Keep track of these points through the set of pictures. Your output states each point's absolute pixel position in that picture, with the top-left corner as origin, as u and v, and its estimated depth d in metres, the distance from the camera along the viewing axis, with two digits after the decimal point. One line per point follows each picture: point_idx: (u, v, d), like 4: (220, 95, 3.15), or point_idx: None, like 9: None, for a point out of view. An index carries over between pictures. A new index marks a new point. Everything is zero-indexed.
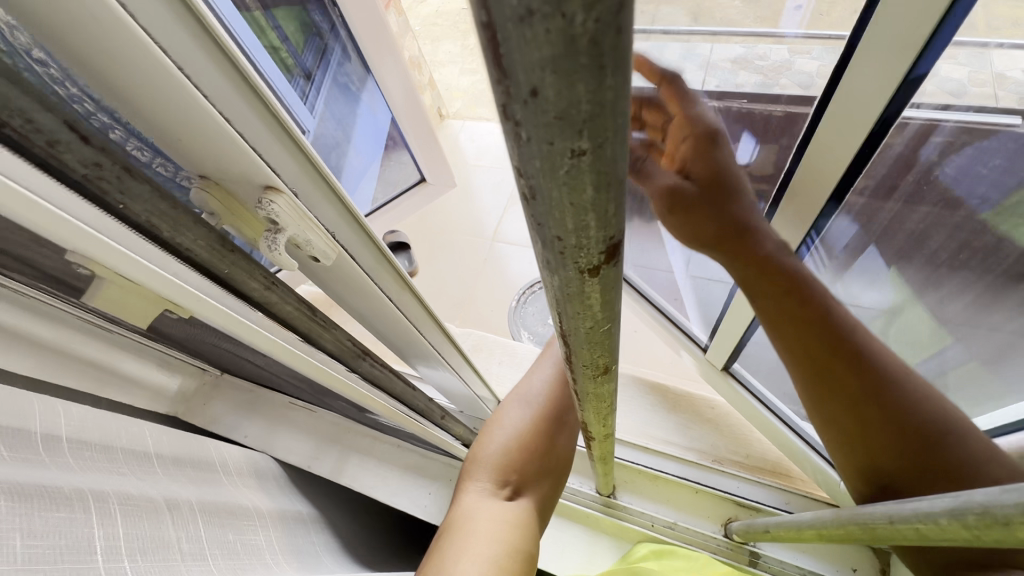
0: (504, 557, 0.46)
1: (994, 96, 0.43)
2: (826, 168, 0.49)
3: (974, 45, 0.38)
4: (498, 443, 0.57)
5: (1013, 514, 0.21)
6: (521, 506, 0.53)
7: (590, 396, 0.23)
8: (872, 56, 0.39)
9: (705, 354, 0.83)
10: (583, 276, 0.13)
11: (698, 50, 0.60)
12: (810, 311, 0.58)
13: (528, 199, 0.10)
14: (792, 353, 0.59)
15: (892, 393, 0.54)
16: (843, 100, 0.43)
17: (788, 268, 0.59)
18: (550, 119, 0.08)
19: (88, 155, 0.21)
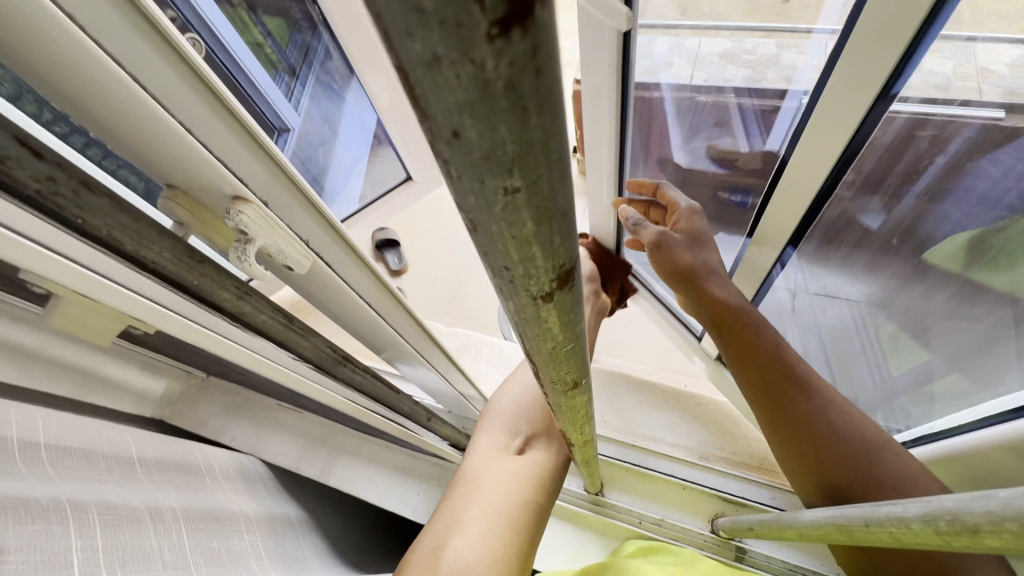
0: (515, 508, 0.45)
1: (977, 89, 0.42)
2: (826, 145, 0.49)
3: (958, 39, 0.39)
4: (512, 400, 0.56)
5: (982, 523, 0.21)
6: (536, 456, 0.52)
7: (564, 408, 0.23)
8: (866, 46, 0.40)
9: (700, 342, 0.87)
10: (538, 302, 0.12)
11: (687, 43, 0.60)
12: (761, 341, 0.63)
13: (471, 231, 0.10)
14: (749, 381, 0.62)
15: (836, 416, 0.57)
16: (837, 85, 0.44)
17: (738, 309, 0.65)
18: (477, 160, 0.08)
19: (42, 169, 0.20)
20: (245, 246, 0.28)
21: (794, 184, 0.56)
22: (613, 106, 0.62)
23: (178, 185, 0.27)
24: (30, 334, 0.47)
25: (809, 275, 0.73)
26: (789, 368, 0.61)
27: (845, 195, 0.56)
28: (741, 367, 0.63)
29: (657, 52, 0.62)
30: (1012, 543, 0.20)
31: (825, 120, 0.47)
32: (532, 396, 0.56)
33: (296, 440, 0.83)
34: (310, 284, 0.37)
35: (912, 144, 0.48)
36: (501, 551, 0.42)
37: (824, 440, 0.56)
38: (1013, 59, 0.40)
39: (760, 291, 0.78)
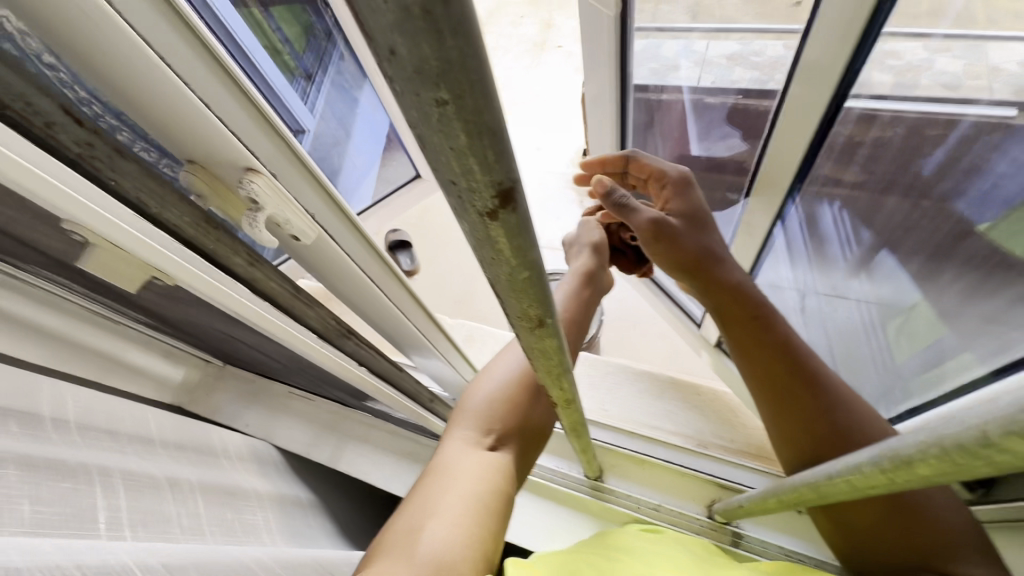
0: (486, 495, 0.48)
1: (988, 87, 0.47)
2: (802, 121, 0.55)
3: (970, 36, 0.46)
4: (487, 391, 0.57)
5: (915, 454, 0.22)
6: (505, 454, 0.53)
7: (537, 351, 0.25)
8: (822, 39, 0.48)
9: (700, 330, 0.89)
10: (485, 220, 0.15)
11: (697, 47, 0.71)
12: (773, 335, 0.56)
13: (422, 147, 0.13)
14: (757, 381, 0.55)
15: (844, 417, 0.51)
16: (806, 71, 0.51)
17: (751, 300, 0.58)
18: (410, 73, 0.10)
19: (80, 135, 0.23)
20: (256, 214, 0.31)
21: (779, 152, 0.61)
22: (614, 102, 0.73)
23: (196, 160, 0.30)
24: (56, 317, 0.52)
25: (816, 273, 0.79)
26: (800, 362, 0.54)
27: (829, 155, 0.61)
28: (744, 356, 0.57)
29: (666, 55, 0.75)
30: (938, 468, 0.21)
31: (802, 98, 0.53)
32: (505, 390, 0.56)
33: (306, 427, 0.87)
34: (316, 258, 0.40)
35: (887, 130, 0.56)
36: (476, 535, 0.44)
37: (832, 439, 0.50)
38: (1022, 56, 0.43)
39: (757, 260, 0.82)
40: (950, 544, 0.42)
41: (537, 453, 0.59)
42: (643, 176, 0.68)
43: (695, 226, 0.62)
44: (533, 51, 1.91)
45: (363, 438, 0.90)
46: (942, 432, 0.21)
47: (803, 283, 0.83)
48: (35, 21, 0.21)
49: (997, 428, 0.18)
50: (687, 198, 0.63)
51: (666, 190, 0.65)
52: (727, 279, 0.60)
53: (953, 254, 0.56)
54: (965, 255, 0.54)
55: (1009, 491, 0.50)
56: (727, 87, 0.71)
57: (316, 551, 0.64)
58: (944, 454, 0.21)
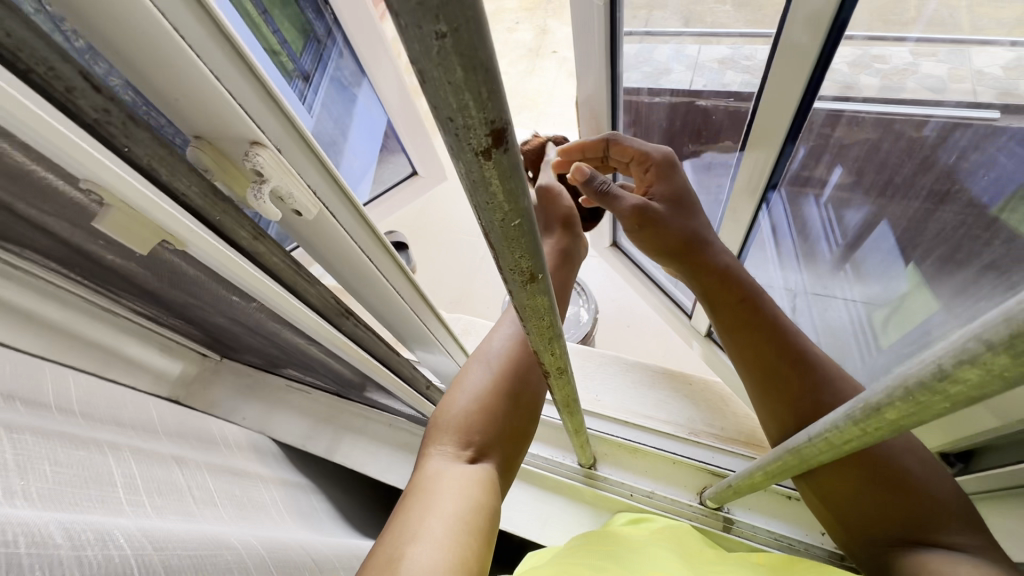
0: (470, 512, 0.46)
1: (973, 91, 0.48)
2: (782, 103, 0.57)
3: (953, 41, 0.47)
4: (460, 404, 0.55)
5: (883, 400, 0.24)
6: (485, 466, 0.52)
7: (528, 310, 0.27)
8: (798, 23, 0.49)
9: (691, 322, 0.90)
10: (480, 158, 0.16)
11: (689, 50, 0.75)
12: (761, 315, 0.57)
13: (423, 85, 0.14)
14: (743, 359, 0.57)
15: (826, 393, 0.52)
16: (784, 55, 0.52)
17: (738, 282, 0.60)
18: (414, 5, 0.12)
19: (98, 102, 0.24)
20: (261, 187, 0.33)
21: (760, 140, 0.63)
22: (605, 106, 0.77)
23: (204, 136, 0.31)
24: (58, 309, 0.54)
25: (805, 273, 0.82)
26: (784, 339, 0.56)
27: (808, 149, 0.65)
28: (732, 336, 0.58)
29: (657, 59, 0.79)
30: (903, 412, 0.23)
31: (781, 82, 0.55)
32: (481, 396, 0.55)
33: (303, 419, 0.88)
34: (317, 236, 0.41)
35: (853, 123, 0.59)
36: (463, 554, 0.42)
37: (815, 411, 0.52)
38: (1005, 61, 0.45)
39: (745, 251, 0.86)
40: (935, 514, 0.43)
41: (520, 456, 0.58)
42: (625, 159, 0.70)
43: (681, 209, 0.64)
44: (529, 57, 1.95)
45: (360, 430, 0.90)
46: (907, 374, 0.22)
47: (793, 284, 0.87)
48: None
49: (950, 358, 0.19)
50: (671, 179, 0.65)
51: (649, 173, 0.67)
52: (715, 262, 0.62)
53: (930, 237, 0.58)
54: (940, 237, 0.56)
55: (988, 464, 0.51)
56: (718, 89, 0.73)
57: (319, 532, 0.64)
58: (908, 395, 0.22)
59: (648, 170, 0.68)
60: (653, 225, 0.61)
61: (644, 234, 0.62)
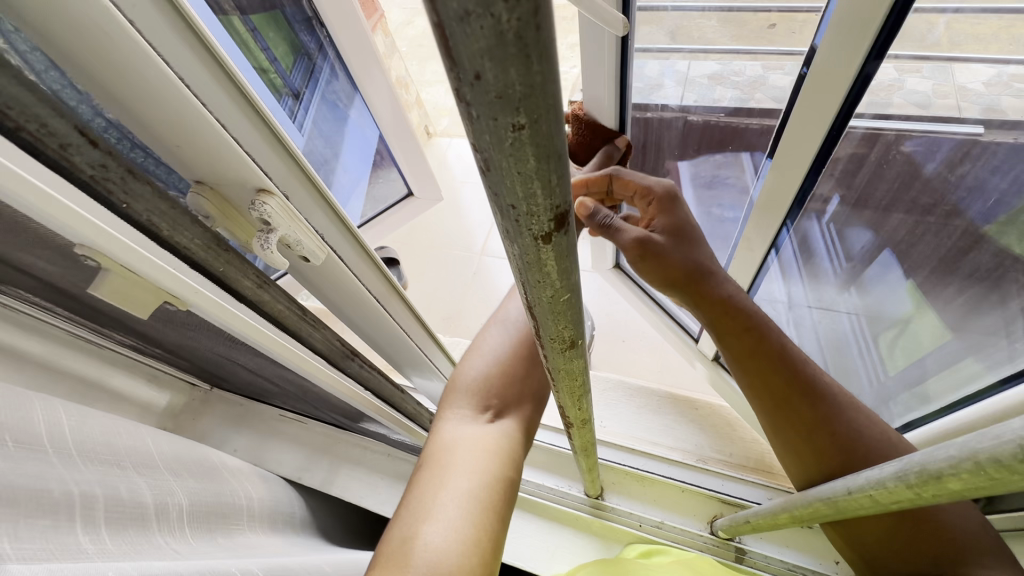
0: (484, 485, 0.42)
1: (957, 107, 0.47)
2: (813, 128, 0.48)
3: (939, 58, 0.44)
4: (478, 370, 0.53)
5: (944, 468, 0.23)
6: (506, 428, 0.49)
7: (562, 372, 0.25)
8: (817, 85, 0.44)
9: (698, 345, 0.90)
10: (538, 243, 0.15)
11: (678, 66, 0.69)
12: (769, 344, 0.55)
13: (484, 171, 0.13)
14: (754, 390, 0.55)
15: (840, 423, 0.51)
16: (800, 115, 0.47)
17: (747, 309, 0.57)
18: (492, 98, 0.10)
19: (95, 157, 0.22)
20: (268, 236, 0.31)
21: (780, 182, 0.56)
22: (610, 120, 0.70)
23: (206, 181, 0.29)
24: (39, 343, 0.51)
25: (808, 286, 0.78)
26: (794, 367, 0.54)
27: (827, 182, 0.57)
28: (740, 365, 0.56)
29: (649, 74, 0.69)
30: (970, 483, 0.22)
31: (812, 104, 0.46)
32: (499, 364, 0.53)
33: (300, 450, 0.85)
34: (323, 279, 0.39)
35: (894, 150, 0.52)
36: (476, 536, 0.39)
37: (830, 443, 0.51)
38: (988, 77, 0.44)
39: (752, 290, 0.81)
40: (966, 550, 0.42)
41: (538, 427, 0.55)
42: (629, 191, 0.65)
43: (683, 243, 0.60)
44: None
45: (357, 460, 0.87)
46: (977, 448, 0.21)
47: (793, 296, 0.83)
48: (47, 35, 0.21)
49: None
50: (675, 212, 0.62)
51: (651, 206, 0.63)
52: (718, 290, 0.58)
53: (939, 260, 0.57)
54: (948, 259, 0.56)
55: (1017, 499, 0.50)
56: (711, 106, 0.71)
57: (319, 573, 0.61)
58: (978, 468, 0.21)
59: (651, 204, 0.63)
60: (657, 261, 0.57)
61: (648, 266, 0.58)
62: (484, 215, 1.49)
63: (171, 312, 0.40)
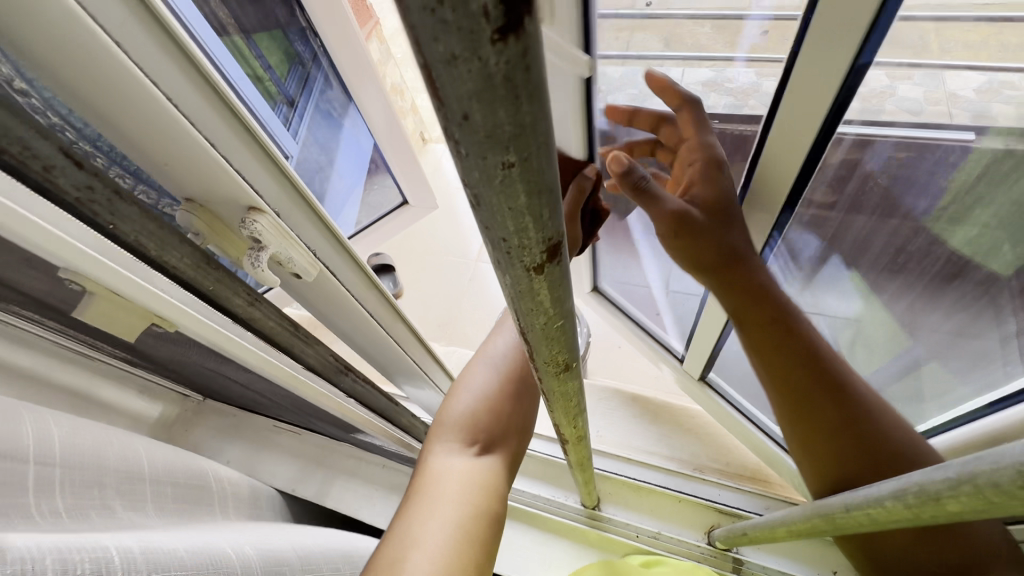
0: (470, 520, 0.42)
1: (948, 113, 0.40)
2: (803, 122, 0.40)
3: (928, 66, 0.38)
4: (465, 401, 0.53)
5: (944, 489, 0.22)
6: (491, 463, 0.49)
7: (557, 393, 0.25)
8: (792, 111, 0.39)
9: (683, 364, 0.84)
10: (530, 274, 0.15)
11: (670, 70, 0.54)
12: (796, 340, 0.56)
13: (474, 206, 0.12)
14: (777, 385, 0.56)
15: (865, 423, 0.52)
16: (775, 141, 0.43)
17: (779, 302, 0.57)
18: (481, 138, 0.10)
19: (81, 179, 0.22)
20: (259, 253, 0.30)
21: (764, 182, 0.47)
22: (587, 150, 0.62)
23: (196, 199, 0.29)
24: (27, 356, 0.50)
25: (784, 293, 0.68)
26: (822, 363, 0.55)
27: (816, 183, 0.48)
28: (766, 360, 0.57)
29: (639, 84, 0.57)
30: (969, 505, 0.21)
31: (802, 92, 0.38)
32: (486, 396, 0.53)
33: (293, 461, 0.84)
34: (316, 294, 0.39)
35: (877, 167, 0.45)
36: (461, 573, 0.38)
37: (856, 440, 0.52)
38: (979, 84, 0.38)
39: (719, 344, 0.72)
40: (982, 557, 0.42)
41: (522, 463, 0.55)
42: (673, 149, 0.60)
43: (721, 217, 0.55)
44: None
45: (352, 471, 0.86)
46: (975, 470, 0.21)
47: None
48: (30, 53, 0.21)
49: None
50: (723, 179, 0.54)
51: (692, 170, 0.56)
52: (752, 276, 0.57)
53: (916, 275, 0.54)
54: (927, 273, 0.53)
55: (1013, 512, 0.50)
56: None
57: None
58: (978, 493, 0.21)
59: (693, 164, 0.55)
60: (692, 237, 0.56)
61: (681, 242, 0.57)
62: (479, 222, 1.49)
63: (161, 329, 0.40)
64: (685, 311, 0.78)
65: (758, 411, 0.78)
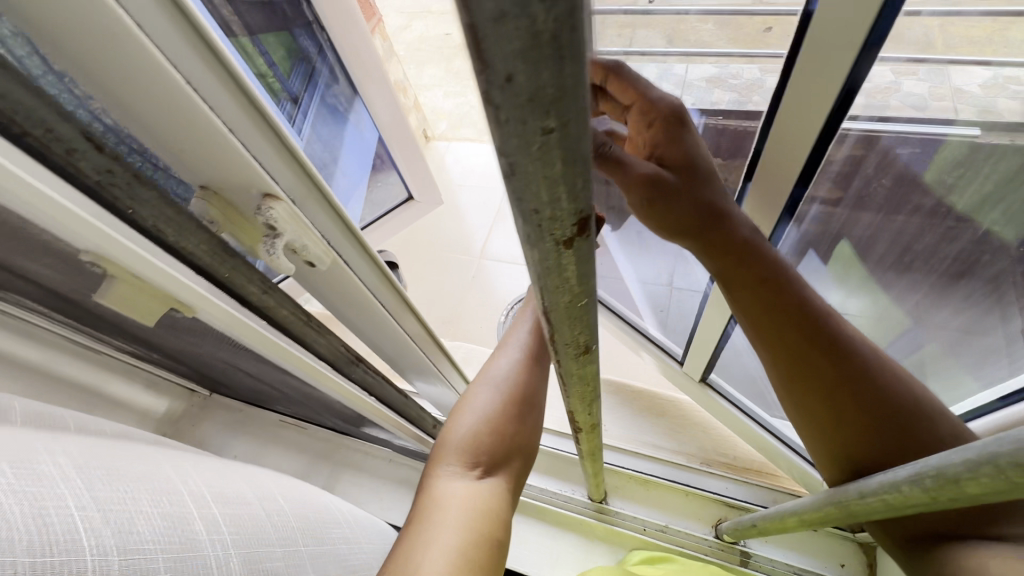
0: (472, 546, 0.42)
1: (952, 109, 0.40)
2: (806, 118, 0.38)
3: (934, 62, 0.37)
4: (468, 424, 0.52)
5: (963, 473, 0.22)
6: (492, 489, 0.48)
7: (575, 376, 0.25)
8: (801, 92, 0.37)
9: (682, 368, 0.80)
10: (560, 248, 0.15)
11: (674, 69, 0.55)
12: (789, 300, 0.46)
13: (509, 175, 0.12)
14: (771, 353, 0.47)
15: (869, 382, 0.44)
16: (782, 128, 0.40)
17: (768, 257, 0.46)
18: (523, 101, 0.10)
19: (101, 163, 0.22)
20: (274, 241, 0.31)
21: (769, 180, 0.46)
22: None
23: (211, 186, 0.29)
24: (33, 350, 0.50)
25: None
26: (817, 325, 0.45)
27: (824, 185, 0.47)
28: (755, 331, 0.47)
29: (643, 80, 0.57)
30: (990, 487, 0.21)
31: (800, 96, 0.37)
32: (489, 418, 0.52)
33: (300, 455, 0.85)
34: (329, 285, 0.39)
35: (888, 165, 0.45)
36: None
37: (859, 410, 0.43)
38: (983, 79, 0.38)
39: (718, 348, 0.70)
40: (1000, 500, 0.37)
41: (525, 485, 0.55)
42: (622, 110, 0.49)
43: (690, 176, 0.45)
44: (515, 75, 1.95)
45: (358, 466, 0.87)
46: (995, 450, 0.21)
47: None
48: (48, 33, 0.21)
49: None
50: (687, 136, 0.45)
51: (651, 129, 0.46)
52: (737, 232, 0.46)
53: (924, 272, 0.53)
54: (936, 270, 0.52)
55: None
56: (705, 112, 0.55)
57: None
58: (999, 473, 0.21)
59: (653, 125, 0.45)
60: (666, 206, 0.44)
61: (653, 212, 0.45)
62: (482, 219, 1.49)
63: (177, 320, 0.40)
64: (685, 311, 0.76)
65: (755, 407, 0.77)
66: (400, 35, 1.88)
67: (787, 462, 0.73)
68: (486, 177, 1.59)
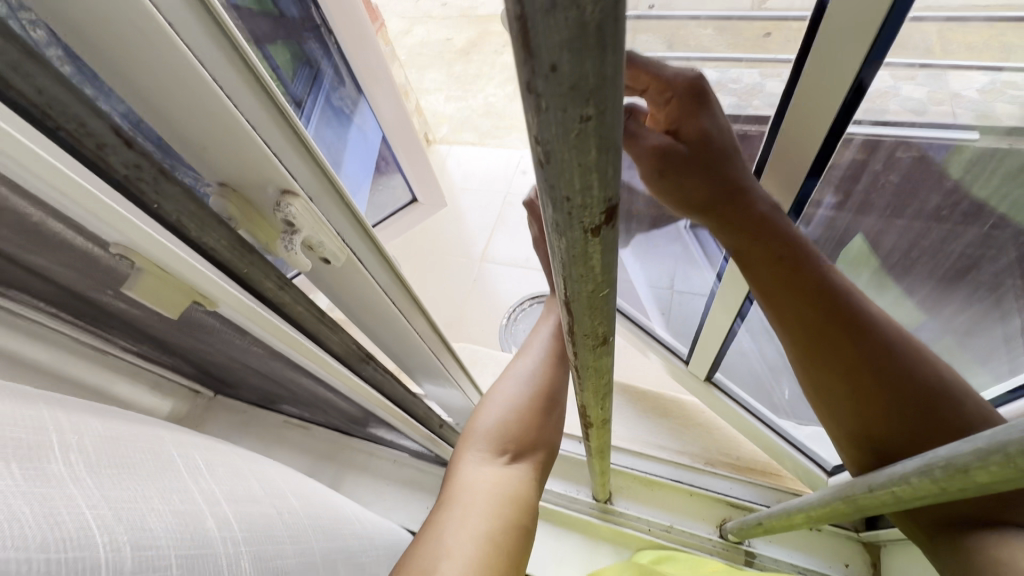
0: (499, 532, 0.43)
1: (951, 113, 0.41)
2: (815, 115, 0.38)
3: (933, 67, 0.38)
4: (495, 414, 0.53)
5: (972, 461, 0.23)
6: (519, 477, 0.49)
7: (589, 369, 0.25)
8: (809, 92, 0.37)
9: (688, 367, 0.80)
10: (587, 236, 0.15)
11: None
12: (807, 280, 0.46)
13: (543, 164, 0.13)
14: (789, 332, 0.47)
15: (890, 361, 0.44)
16: (791, 127, 0.40)
17: (786, 236, 0.46)
18: (565, 90, 0.11)
19: (130, 157, 0.22)
20: (292, 237, 0.31)
21: (777, 174, 0.46)
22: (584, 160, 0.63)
23: (230, 182, 0.29)
24: (43, 349, 0.51)
25: None
26: (836, 303, 0.46)
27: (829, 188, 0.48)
28: (774, 310, 0.48)
29: None
30: (999, 475, 0.22)
31: (809, 95, 0.37)
32: (515, 409, 0.53)
33: (304, 456, 0.85)
34: (342, 283, 0.39)
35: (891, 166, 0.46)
36: None
37: (878, 387, 0.44)
38: (981, 84, 0.39)
39: (724, 348, 0.71)
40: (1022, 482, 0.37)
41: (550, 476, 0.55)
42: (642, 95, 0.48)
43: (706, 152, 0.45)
44: None
45: (363, 467, 0.87)
46: (1006, 439, 0.21)
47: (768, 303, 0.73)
48: (81, 31, 0.21)
49: None
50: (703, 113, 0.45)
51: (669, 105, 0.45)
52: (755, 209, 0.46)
53: (927, 271, 0.54)
54: (939, 270, 0.53)
55: None
56: None
57: None
58: (1008, 461, 0.21)
59: (670, 102, 0.45)
60: (680, 176, 0.46)
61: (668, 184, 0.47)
62: (484, 222, 1.50)
63: (191, 318, 0.40)
64: (689, 312, 0.76)
65: (764, 409, 0.77)
66: (402, 39, 1.90)
67: (790, 462, 0.74)
68: (488, 180, 1.60)
